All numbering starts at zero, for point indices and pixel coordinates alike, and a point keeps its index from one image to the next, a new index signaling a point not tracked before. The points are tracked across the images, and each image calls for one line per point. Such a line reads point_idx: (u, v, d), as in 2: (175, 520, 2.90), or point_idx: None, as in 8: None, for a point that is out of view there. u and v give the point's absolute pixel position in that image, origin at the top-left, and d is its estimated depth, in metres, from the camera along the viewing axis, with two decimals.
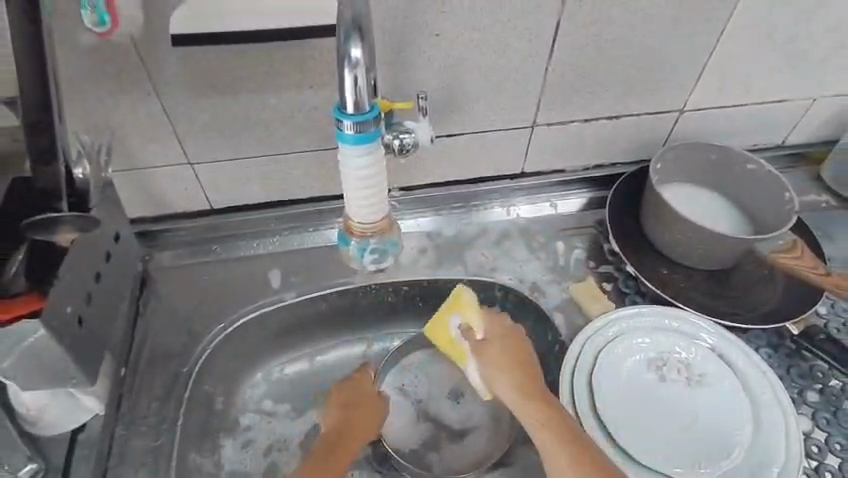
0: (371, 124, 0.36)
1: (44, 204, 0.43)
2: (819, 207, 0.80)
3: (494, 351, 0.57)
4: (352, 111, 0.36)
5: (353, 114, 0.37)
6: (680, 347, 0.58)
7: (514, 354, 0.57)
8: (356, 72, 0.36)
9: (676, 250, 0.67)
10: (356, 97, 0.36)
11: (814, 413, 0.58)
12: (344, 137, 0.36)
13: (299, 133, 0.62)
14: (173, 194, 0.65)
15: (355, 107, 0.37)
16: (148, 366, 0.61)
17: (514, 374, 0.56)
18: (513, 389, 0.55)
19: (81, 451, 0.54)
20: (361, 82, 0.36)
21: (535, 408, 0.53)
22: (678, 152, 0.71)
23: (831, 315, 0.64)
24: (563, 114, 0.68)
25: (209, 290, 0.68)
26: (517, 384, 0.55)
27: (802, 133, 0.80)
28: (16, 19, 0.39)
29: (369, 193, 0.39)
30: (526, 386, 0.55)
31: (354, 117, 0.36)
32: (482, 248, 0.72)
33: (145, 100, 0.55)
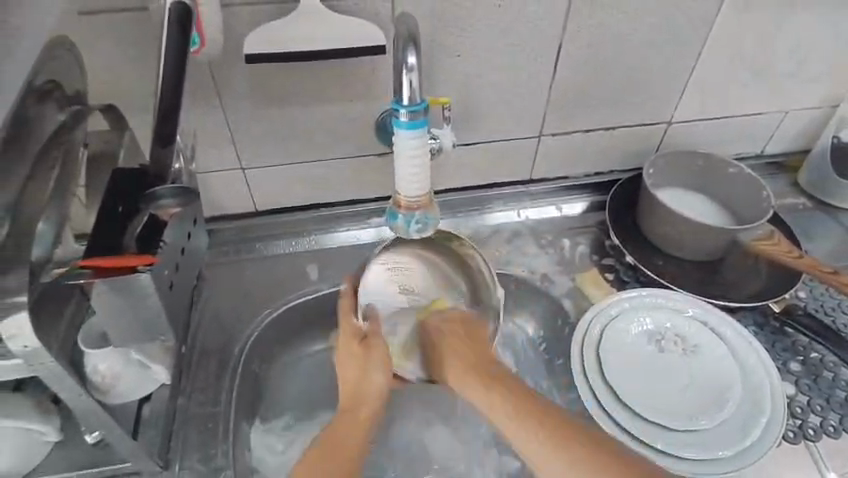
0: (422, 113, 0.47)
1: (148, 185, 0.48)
2: (797, 209, 0.90)
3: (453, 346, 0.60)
4: (407, 103, 0.47)
5: (408, 105, 0.47)
6: (676, 324, 0.66)
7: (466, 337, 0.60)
8: (411, 74, 0.46)
9: (669, 242, 0.75)
10: (411, 94, 0.46)
11: (797, 380, 0.65)
12: (400, 123, 0.47)
13: (338, 141, 0.71)
14: (225, 196, 0.74)
15: (410, 100, 0.47)
16: (204, 347, 0.69)
17: (462, 363, 0.58)
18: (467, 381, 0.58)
19: (149, 418, 0.60)
20: (414, 82, 0.46)
21: (494, 402, 0.55)
22: (668, 158, 0.80)
23: (810, 298, 0.72)
24: (565, 126, 0.78)
25: (254, 282, 0.75)
26: (472, 378, 0.57)
27: (778, 144, 0.90)
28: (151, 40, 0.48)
29: (417, 172, 0.50)
30: (484, 379, 0.57)
31: (409, 108, 0.47)
32: (496, 244, 0.81)
33: (212, 112, 0.65)
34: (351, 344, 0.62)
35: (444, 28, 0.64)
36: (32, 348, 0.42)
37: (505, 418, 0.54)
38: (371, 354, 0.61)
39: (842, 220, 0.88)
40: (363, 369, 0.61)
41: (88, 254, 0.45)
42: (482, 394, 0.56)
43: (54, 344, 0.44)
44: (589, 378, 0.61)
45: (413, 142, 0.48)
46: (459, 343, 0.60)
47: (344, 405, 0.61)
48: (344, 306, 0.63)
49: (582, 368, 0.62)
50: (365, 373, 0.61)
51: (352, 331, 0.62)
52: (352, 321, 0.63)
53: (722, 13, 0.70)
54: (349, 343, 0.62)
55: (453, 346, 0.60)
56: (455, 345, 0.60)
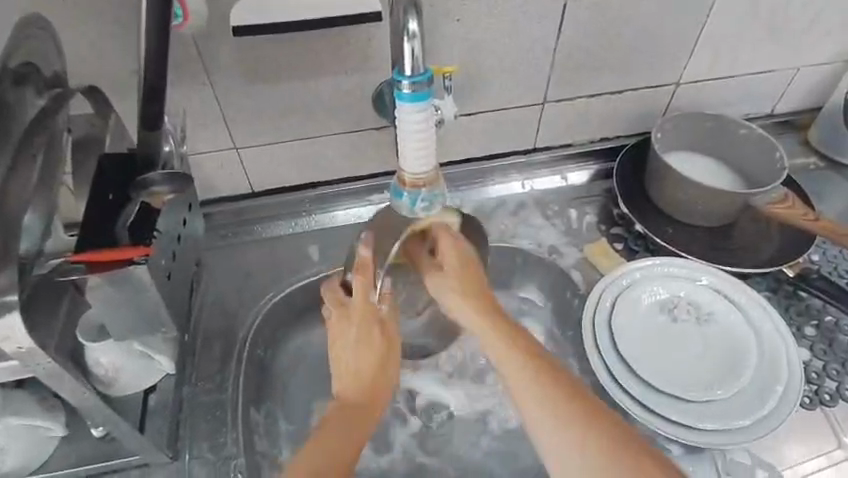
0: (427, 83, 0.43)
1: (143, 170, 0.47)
2: (808, 170, 0.87)
3: (465, 307, 0.55)
4: (409, 73, 0.43)
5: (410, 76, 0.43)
6: (689, 292, 0.65)
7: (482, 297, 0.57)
8: (413, 42, 0.43)
9: (679, 209, 0.73)
10: (413, 62, 0.43)
11: (812, 345, 0.64)
12: (402, 94, 0.43)
13: (334, 116, 0.68)
14: (219, 178, 0.71)
15: (411, 70, 0.43)
16: (207, 334, 0.68)
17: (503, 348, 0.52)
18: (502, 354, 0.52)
19: (156, 408, 0.59)
20: (417, 50, 0.43)
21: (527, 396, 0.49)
22: (677, 121, 0.77)
23: (823, 261, 0.71)
24: (570, 91, 0.74)
25: (254, 266, 0.73)
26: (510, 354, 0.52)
27: (789, 102, 0.87)
28: None
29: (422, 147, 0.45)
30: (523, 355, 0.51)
31: (411, 79, 0.43)
32: (501, 217, 0.78)
33: (200, 90, 0.61)
34: (364, 315, 0.59)
35: None
36: (27, 348, 0.40)
37: (533, 402, 0.48)
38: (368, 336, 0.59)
39: None
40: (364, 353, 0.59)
41: (82, 247, 0.42)
42: (513, 367, 0.51)
43: (52, 344, 0.42)
44: (601, 352, 0.60)
45: (418, 116, 0.43)
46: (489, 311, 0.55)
47: (364, 392, 0.59)
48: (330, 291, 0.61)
49: (595, 340, 0.61)
50: (384, 361, 0.60)
51: (369, 309, 0.59)
52: (370, 297, 0.59)
53: None
54: (362, 317, 0.59)
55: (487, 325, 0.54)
56: (486, 317, 0.54)
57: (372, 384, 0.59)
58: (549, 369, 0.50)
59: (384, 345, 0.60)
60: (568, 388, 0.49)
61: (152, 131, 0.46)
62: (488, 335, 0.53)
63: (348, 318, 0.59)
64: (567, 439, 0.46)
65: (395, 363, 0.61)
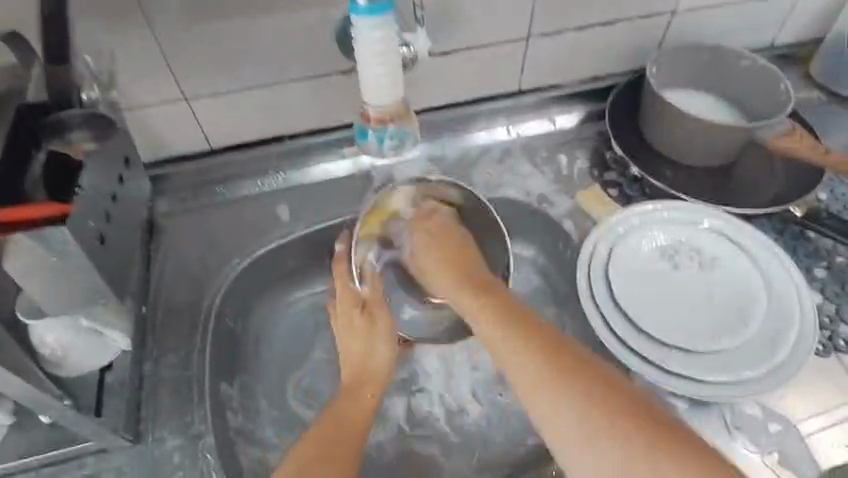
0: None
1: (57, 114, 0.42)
2: (811, 104, 0.81)
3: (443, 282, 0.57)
4: None
5: None
6: (691, 237, 0.60)
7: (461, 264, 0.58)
8: None
9: (678, 149, 0.67)
10: None
11: (823, 288, 0.59)
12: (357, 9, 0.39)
13: (294, 57, 0.60)
14: (170, 134, 0.64)
15: None
16: (168, 306, 0.62)
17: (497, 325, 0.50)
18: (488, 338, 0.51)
19: (113, 386, 0.53)
20: None
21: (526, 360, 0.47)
22: (672, 54, 0.71)
23: (832, 199, 0.66)
24: (556, 23, 0.67)
25: (218, 231, 0.67)
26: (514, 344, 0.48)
27: (791, 31, 0.81)
28: None
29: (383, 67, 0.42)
30: (518, 336, 0.48)
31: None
32: (486, 167, 0.72)
33: (137, 30, 0.54)
34: (345, 305, 0.59)
35: None
36: None
37: (538, 388, 0.45)
38: (372, 323, 0.58)
39: None
40: (368, 338, 0.58)
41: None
42: (508, 351, 0.48)
43: None
44: (599, 306, 0.55)
45: (377, 32, 0.40)
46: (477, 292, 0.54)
47: (351, 377, 0.57)
48: (335, 271, 0.60)
49: (591, 293, 0.56)
50: (371, 344, 0.58)
51: (349, 295, 0.59)
52: (347, 285, 0.60)
53: None
54: (345, 306, 0.59)
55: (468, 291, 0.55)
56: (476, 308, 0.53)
57: (362, 369, 0.57)
58: (551, 349, 0.47)
59: (370, 329, 0.58)
60: (566, 361, 0.45)
61: None
62: (481, 321, 0.52)
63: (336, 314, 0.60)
64: (570, 422, 0.43)
65: (386, 341, 0.58)
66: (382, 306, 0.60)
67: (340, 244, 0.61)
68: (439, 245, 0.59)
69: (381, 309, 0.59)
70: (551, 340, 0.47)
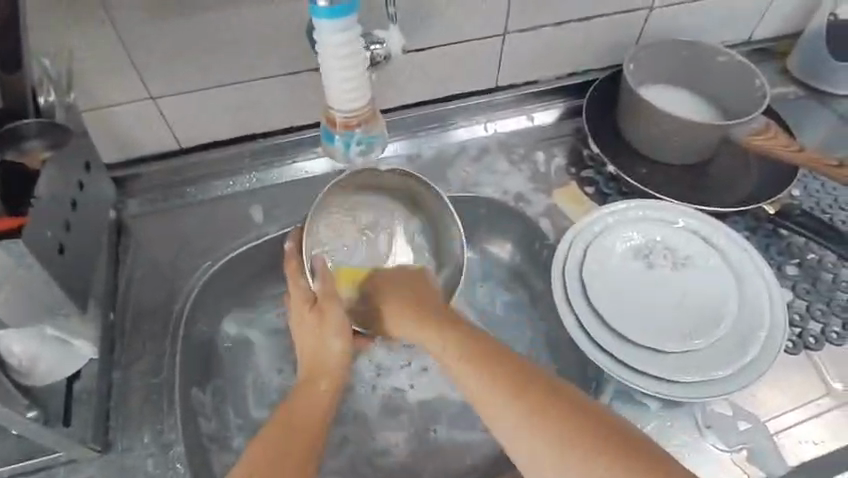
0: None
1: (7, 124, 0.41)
2: (788, 99, 0.81)
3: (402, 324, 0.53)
4: None
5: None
6: (664, 236, 0.60)
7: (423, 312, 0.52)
8: None
9: (655, 146, 0.67)
10: None
11: (794, 285, 0.60)
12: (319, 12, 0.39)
13: (263, 55, 0.59)
14: (138, 135, 0.62)
15: None
16: (138, 311, 0.61)
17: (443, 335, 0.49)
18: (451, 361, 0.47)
19: (81, 396, 0.52)
20: None
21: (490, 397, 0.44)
22: (649, 50, 0.70)
23: (805, 196, 0.66)
24: (533, 19, 0.66)
25: (189, 233, 0.65)
26: (478, 367, 0.46)
27: (768, 26, 0.80)
28: None
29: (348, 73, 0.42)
30: (486, 370, 0.45)
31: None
32: (463, 165, 0.72)
33: (98, 28, 0.52)
34: (298, 303, 0.56)
35: None
36: None
37: (503, 406, 0.43)
38: (325, 318, 0.54)
39: (837, 108, 0.81)
40: (321, 334, 0.54)
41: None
42: (473, 381, 0.45)
43: None
44: (574, 306, 0.55)
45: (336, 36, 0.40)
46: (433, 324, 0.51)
47: (307, 372, 0.54)
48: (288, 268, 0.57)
49: (565, 294, 0.56)
50: (323, 340, 0.54)
51: (302, 295, 0.56)
52: (300, 284, 0.56)
53: None
54: (298, 306, 0.56)
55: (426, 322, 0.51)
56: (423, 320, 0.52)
57: (317, 362, 0.54)
58: (517, 372, 0.44)
59: (321, 324, 0.54)
60: (532, 388, 0.43)
61: None
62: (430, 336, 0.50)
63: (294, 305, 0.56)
64: (538, 445, 0.41)
65: (340, 336, 0.54)
66: (335, 303, 0.55)
67: (290, 242, 0.59)
68: (408, 308, 0.53)
69: (335, 302, 0.54)
70: (510, 367, 0.45)
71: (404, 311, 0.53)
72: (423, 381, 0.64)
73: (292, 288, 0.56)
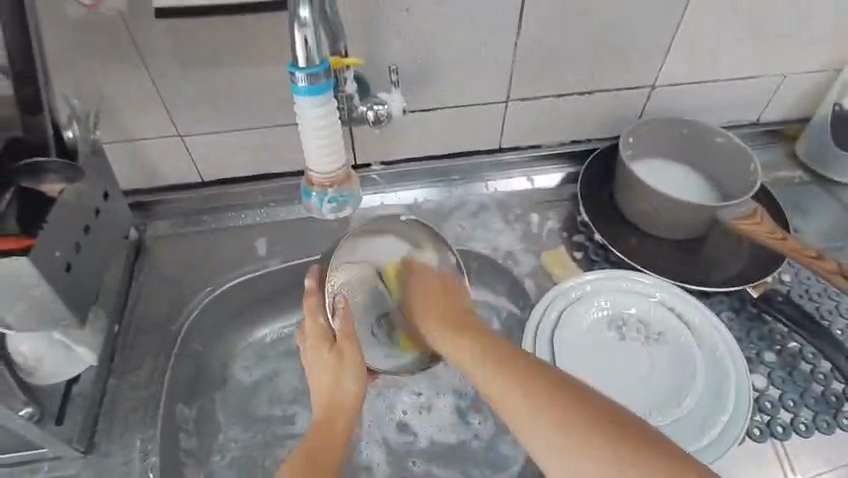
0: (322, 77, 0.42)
1: (30, 155, 0.47)
2: (792, 183, 0.82)
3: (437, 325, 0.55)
4: (304, 65, 0.42)
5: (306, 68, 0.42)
6: (639, 309, 0.64)
7: (461, 323, 0.55)
8: (305, 32, 0.41)
9: (646, 219, 0.69)
10: (307, 54, 0.41)
11: (771, 372, 0.60)
12: (296, 87, 0.42)
13: (278, 104, 0.64)
14: (163, 167, 0.69)
15: (307, 61, 0.42)
16: (142, 325, 0.66)
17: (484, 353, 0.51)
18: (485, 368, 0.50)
19: (76, 398, 0.57)
20: (311, 40, 0.41)
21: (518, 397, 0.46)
22: (650, 126, 0.73)
23: (794, 282, 0.67)
24: (535, 90, 0.70)
25: (198, 260, 0.71)
26: (502, 370, 0.48)
27: (776, 111, 0.81)
28: None
29: (324, 144, 0.45)
30: (508, 374, 0.48)
31: (306, 71, 0.42)
32: (460, 219, 0.75)
33: (135, 74, 0.59)
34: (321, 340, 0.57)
35: None
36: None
37: (519, 404, 0.46)
38: (344, 359, 0.56)
39: (842, 197, 0.81)
40: (339, 372, 0.56)
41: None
42: (490, 381, 0.48)
43: None
44: None
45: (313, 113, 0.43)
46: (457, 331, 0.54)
47: (322, 411, 0.55)
48: (308, 305, 0.57)
49: (533, 356, 0.59)
50: (340, 377, 0.56)
51: (321, 333, 0.57)
52: (318, 320, 0.58)
53: None
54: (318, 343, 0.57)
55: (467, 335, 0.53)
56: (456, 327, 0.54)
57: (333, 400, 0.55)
58: (533, 372, 0.47)
59: (341, 365, 0.56)
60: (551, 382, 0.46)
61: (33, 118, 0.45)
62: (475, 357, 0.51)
63: (318, 343, 0.57)
64: (542, 431, 0.44)
65: (356, 376, 0.56)
66: (353, 342, 0.56)
67: (310, 278, 0.58)
68: (441, 302, 0.57)
69: (353, 346, 0.56)
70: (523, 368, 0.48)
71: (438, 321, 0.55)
72: (422, 418, 0.67)
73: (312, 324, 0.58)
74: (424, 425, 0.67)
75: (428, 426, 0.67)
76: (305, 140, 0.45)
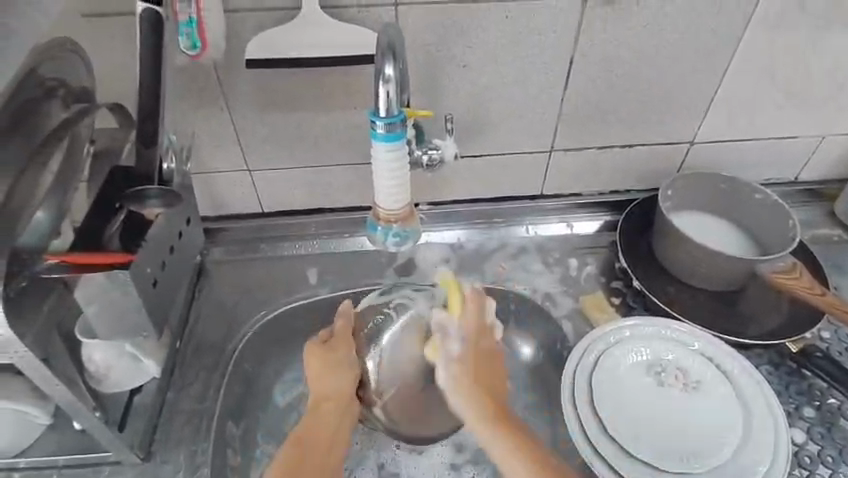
0: (397, 126, 0.48)
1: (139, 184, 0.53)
2: (831, 241, 0.82)
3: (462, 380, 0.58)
4: (384, 115, 0.48)
5: (385, 117, 0.48)
6: (678, 357, 0.65)
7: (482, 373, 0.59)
8: (388, 87, 0.47)
9: (684, 269, 0.71)
10: (387, 105, 0.48)
11: (809, 428, 0.62)
12: (376, 134, 0.48)
13: (341, 146, 0.70)
14: (231, 197, 0.75)
15: (386, 111, 0.48)
16: (200, 343, 0.71)
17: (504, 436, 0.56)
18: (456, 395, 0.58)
19: (137, 408, 0.62)
20: (392, 95, 0.47)
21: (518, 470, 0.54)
22: (690, 180, 0.75)
23: (833, 340, 0.68)
24: (578, 142, 0.74)
25: (255, 284, 0.76)
26: (475, 402, 0.58)
27: (815, 171, 0.83)
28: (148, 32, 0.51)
29: (394, 185, 0.52)
30: (527, 459, 0.54)
31: (386, 120, 0.48)
32: (500, 260, 0.78)
33: (218, 115, 0.65)
34: (333, 360, 0.62)
35: (449, 37, 0.62)
36: (5, 337, 0.43)
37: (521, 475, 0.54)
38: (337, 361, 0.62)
39: None
40: (331, 373, 0.61)
41: (70, 252, 0.48)
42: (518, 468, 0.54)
43: (30, 335, 0.45)
44: (579, 411, 0.60)
45: (388, 156, 0.50)
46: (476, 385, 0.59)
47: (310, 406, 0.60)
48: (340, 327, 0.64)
49: (572, 395, 0.61)
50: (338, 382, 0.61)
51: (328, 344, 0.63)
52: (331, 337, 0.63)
53: (750, 28, 0.65)
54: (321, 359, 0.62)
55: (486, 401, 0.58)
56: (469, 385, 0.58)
57: (331, 394, 0.61)
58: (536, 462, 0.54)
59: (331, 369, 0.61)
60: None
61: (147, 151, 0.53)
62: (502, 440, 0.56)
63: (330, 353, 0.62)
64: None
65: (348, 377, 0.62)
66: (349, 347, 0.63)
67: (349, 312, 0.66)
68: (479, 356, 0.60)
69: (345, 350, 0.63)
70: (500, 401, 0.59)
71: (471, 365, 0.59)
72: (411, 458, 0.67)
73: (342, 352, 0.62)
74: (411, 466, 0.67)
75: (416, 467, 0.67)
76: (378, 182, 0.52)
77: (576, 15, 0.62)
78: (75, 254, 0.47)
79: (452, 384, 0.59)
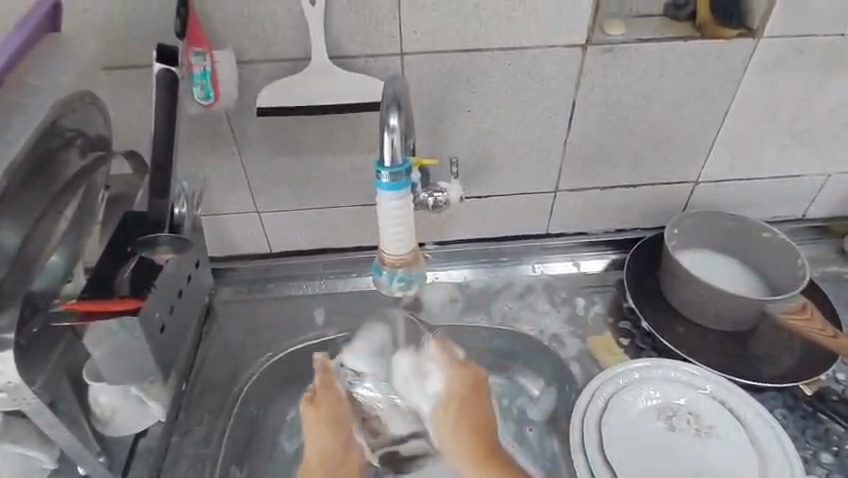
0: (402, 175, 0.50)
1: (149, 232, 0.55)
2: (842, 279, 0.81)
3: (450, 417, 0.57)
4: (389, 164, 0.49)
5: (390, 167, 0.50)
6: (689, 401, 0.64)
7: (474, 426, 0.56)
8: (393, 136, 0.48)
9: (692, 310, 0.70)
10: (392, 153, 0.49)
11: (827, 474, 0.60)
12: (382, 183, 0.49)
13: (348, 188, 0.72)
14: (239, 238, 0.76)
15: (391, 160, 0.49)
16: (206, 384, 0.70)
17: (464, 452, 0.55)
18: (450, 439, 0.56)
19: (142, 452, 0.61)
20: (397, 143, 0.49)
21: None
22: (695, 219, 0.75)
23: None
24: (583, 181, 0.75)
25: (261, 324, 0.76)
26: (458, 432, 0.56)
27: (822, 208, 0.83)
28: (162, 86, 0.54)
29: (399, 228, 0.52)
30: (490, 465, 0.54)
31: (391, 170, 0.49)
32: (507, 299, 0.78)
33: (229, 159, 0.67)
34: (326, 411, 0.58)
35: (453, 83, 0.64)
36: (14, 383, 0.44)
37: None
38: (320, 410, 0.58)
39: None
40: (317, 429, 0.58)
41: (81, 299, 0.48)
42: None
43: (38, 380, 0.46)
44: (589, 456, 0.59)
45: (394, 203, 0.51)
46: (466, 431, 0.56)
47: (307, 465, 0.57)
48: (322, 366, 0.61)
49: (580, 440, 0.60)
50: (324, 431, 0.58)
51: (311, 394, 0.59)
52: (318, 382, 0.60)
53: (749, 72, 0.67)
54: (313, 413, 0.58)
55: (474, 441, 0.55)
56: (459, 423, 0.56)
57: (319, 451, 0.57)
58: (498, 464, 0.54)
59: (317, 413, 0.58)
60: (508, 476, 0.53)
61: (161, 200, 0.56)
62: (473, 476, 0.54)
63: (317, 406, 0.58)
64: None
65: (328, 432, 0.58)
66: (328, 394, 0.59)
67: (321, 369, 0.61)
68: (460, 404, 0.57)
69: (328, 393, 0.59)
70: (485, 421, 0.57)
71: (459, 398, 0.57)
72: None
73: (325, 405, 0.58)
74: None
75: None
76: (385, 226, 0.52)
77: (577, 61, 0.64)
78: (88, 300, 0.48)
79: (439, 426, 0.57)
